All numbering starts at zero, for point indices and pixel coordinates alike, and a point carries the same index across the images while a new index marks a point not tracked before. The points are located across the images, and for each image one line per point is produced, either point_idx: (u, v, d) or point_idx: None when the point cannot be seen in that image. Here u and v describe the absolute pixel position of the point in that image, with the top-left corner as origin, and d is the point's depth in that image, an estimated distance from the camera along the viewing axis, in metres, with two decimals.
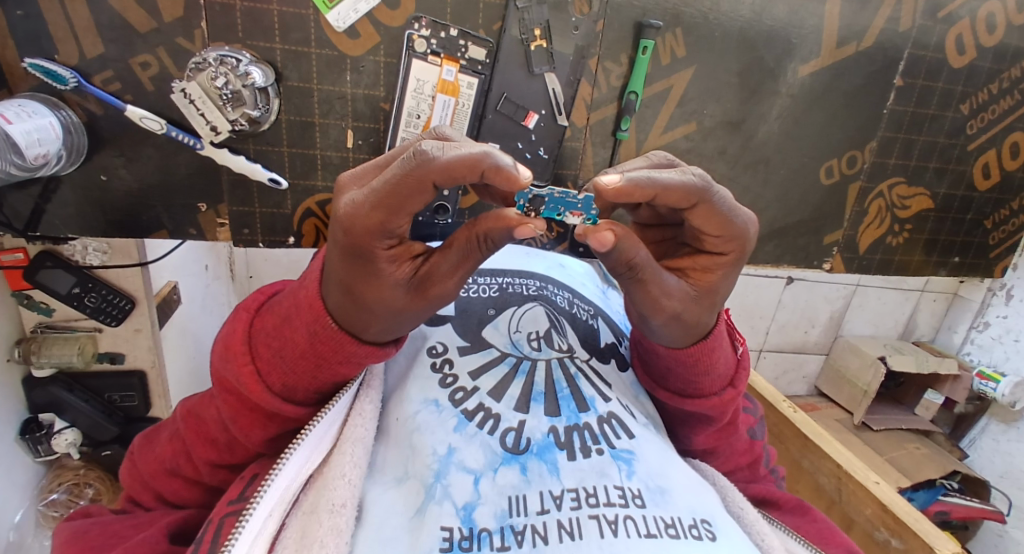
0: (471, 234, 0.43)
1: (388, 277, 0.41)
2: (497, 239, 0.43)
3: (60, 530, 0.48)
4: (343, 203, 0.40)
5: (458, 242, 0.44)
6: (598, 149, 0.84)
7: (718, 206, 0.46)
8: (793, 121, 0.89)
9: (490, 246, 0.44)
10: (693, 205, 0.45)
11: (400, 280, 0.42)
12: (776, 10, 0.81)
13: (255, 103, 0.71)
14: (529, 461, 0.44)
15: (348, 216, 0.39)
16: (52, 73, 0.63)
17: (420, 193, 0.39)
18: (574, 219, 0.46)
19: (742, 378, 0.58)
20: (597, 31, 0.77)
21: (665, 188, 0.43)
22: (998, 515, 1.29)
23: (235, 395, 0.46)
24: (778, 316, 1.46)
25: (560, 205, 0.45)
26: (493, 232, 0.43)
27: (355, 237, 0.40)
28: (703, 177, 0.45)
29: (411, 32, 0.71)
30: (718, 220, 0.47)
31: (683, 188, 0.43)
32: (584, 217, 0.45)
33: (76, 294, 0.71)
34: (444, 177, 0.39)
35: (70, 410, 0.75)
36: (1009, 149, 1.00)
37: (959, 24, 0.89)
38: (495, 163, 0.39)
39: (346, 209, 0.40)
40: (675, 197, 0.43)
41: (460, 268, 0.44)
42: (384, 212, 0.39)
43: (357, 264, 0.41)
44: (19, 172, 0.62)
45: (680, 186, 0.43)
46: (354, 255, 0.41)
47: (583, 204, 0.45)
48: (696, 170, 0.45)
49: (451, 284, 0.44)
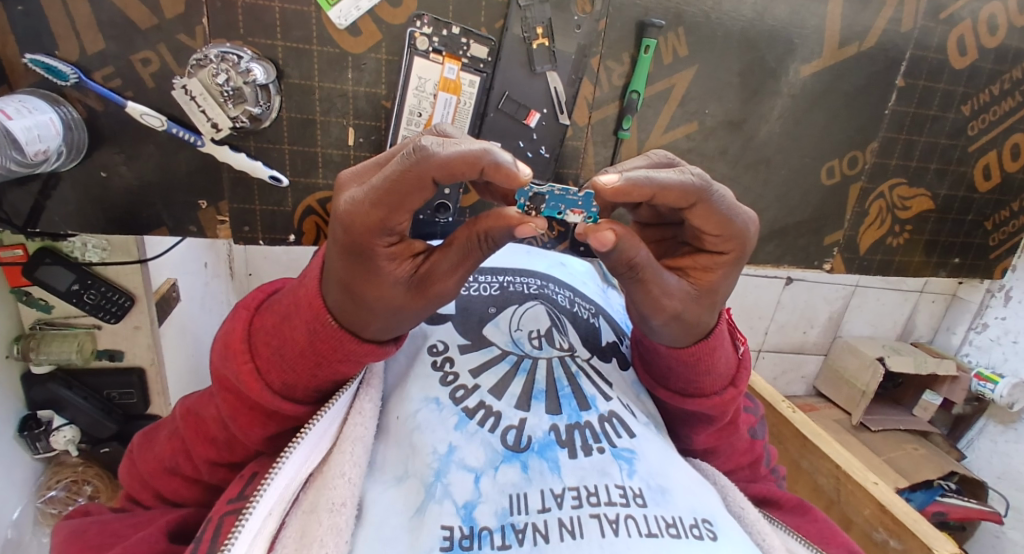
0: (472, 232, 0.43)
1: (388, 275, 0.41)
2: (497, 238, 0.43)
3: (59, 529, 0.48)
4: (342, 200, 0.40)
5: (459, 241, 0.44)
6: (599, 148, 0.84)
7: (717, 205, 0.46)
8: (794, 121, 0.89)
9: (490, 244, 0.44)
10: (691, 205, 0.45)
11: (400, 278, 0.42)
12: (778, 10, 0.81)
13: (257, 100, 0.70)
14: (529, 459, 0.44)
15: (347, 213, 0.39)
16: (53, 69, 0.63)
17: (420, 190, 0.39)
18: (574, 218, 0.46)
19: (743, 378, 0.58)
20: (599, 30, 0.76)
21: (664, 187, 0.43)
22: (995, 515, 1.29)
23: (235, 393, 0.46)
24: (778, 316, 1.46)
25: (561, 203, 0.45)
26: (493, 230, 0.43)
27: (354, 234, 0.40)
28: (702, 176, 0.45)
29: (413, 29, 0.71)
30: (717, 219, 0.47)
31: (682, 188, 0.43)
32: (584, 215, 0.46)
33: (75, 291, 0.70)
34: (443, 174, 0.39)
35: (70, 408, 0.75)
36: (1009, 151, 1.00)
37: (960, 25, 0.89)
38: (495, 160, 0.39)
39: (346, 206, 0.40)
40: (674, 196, 0.43)
41: (460, 266, 0.44)
42: (383, 209, 0.39)
43: (357, 262, 0.41)
44: (19, 168, 0.62)
45: (678, 185, 0.43)
46: (353, 253, 0.41)
47: (583, 202, 0.45)
48: (695, 169, 0.45)
49: (451, 282, 0.44)
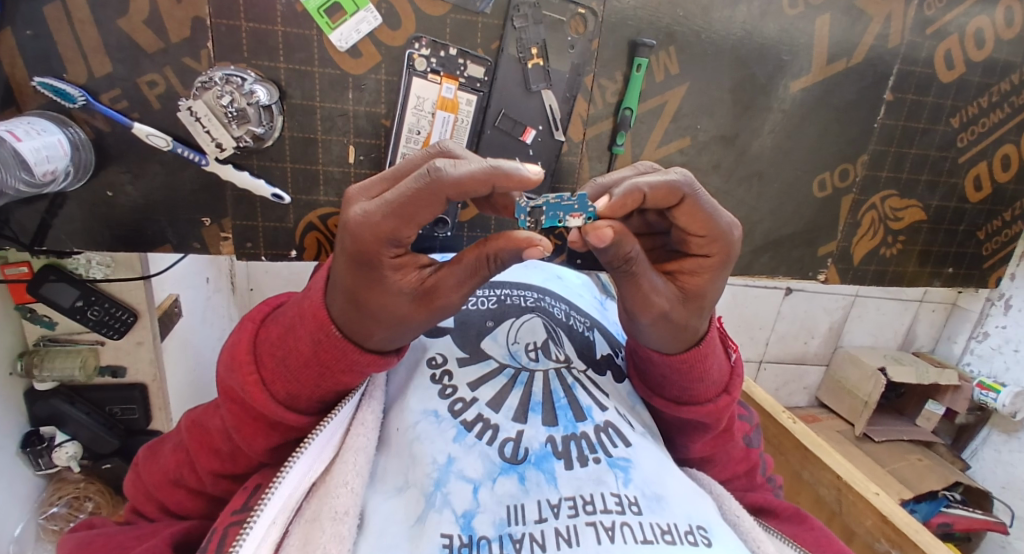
0: (480, 252, 0.44)
1: (393, 284, 0.42)
2: (504, 259, 0.44)
3: (65, 542, 0.49)
4: (352, 212, 0.42)
5: (466, 259, 0.44)
6: (594, 163, 0.86)
7: (702, 204, 0.48)
8: (786, 135, 0.90)
9: (497, 263, 0.45)
10: (677, 203, 0.47)
11: (404, 288, 0.43)
12: (767, 29, 0.83)
13: (260, 120, 0.72)
14: (527, 470, 0.44)
15: (356, 223, 0.40)
16: (61, 92, 0.65)
17: (430, 205, 0.40)
18: (575, 222, 0.45)
19: (735, 385, 0.59)
20: (592, 50, 0.78)
21: (652, 188, 0.45)
22: (999, 525, 1.28)
23: (239, 403, 0.47)
24: (778, 326, 1.47)
25: (558, 211, 0.45)
26: (502, 251, 0.43)
27: (362, 244, 0.41)
28: (686, 177, 0.47)
29: (411, 51, 0.74)
30: (702, 219, 0.48)
31: (667, 187, 0.45)
32: (584, 217, 0.45)
33: (79, 308, 0.73)
34: (457, 193, 0.40)
35: (71, 423, 0.77)
36: (1000, 162, 1.02)
37: (948, 40, 0.91)
38: (506, 170, 0.40)
39: (355, 217, 0.41)
40: (661, 196, 0.45)
41: (466, 283, 0.44)
42: (393, 222, 0.40)
43: (364, 270, 0.42)
44: (28, 189, 0.64)
45: (663, 185, 0.45)
46: (360, 261, 0.42)
47: (580, 204, 0.45)
48: (678, 171, 0.47)
49: (456, 297, 0.44)
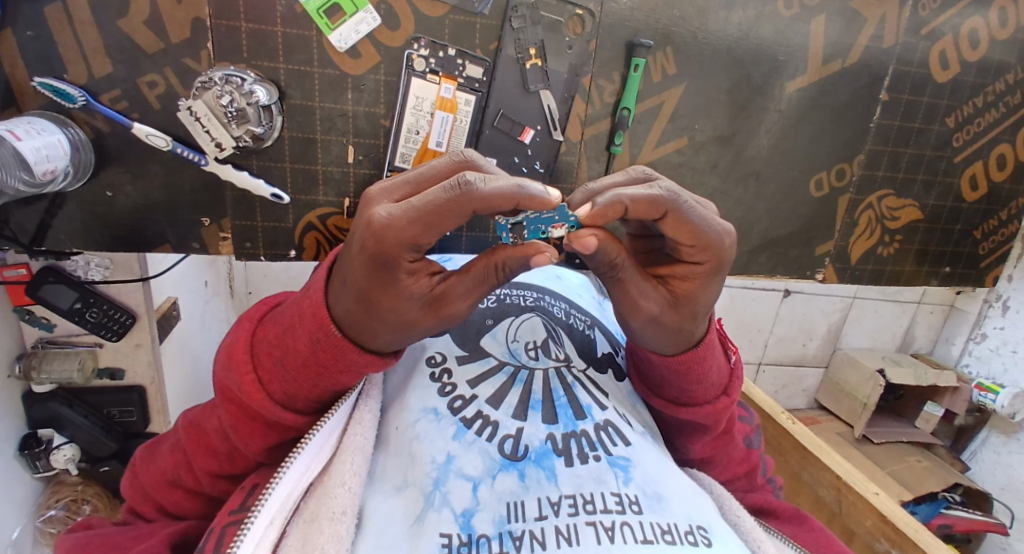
0: (490, 261, 0.44)
1: (404, 288, 0.42)
2: (512, 268, 0.45)
3: (61, 542, 0.48)
4: (373, 213, 0.41)
5: (476, 268, 0.44)
6: (592, 163, 0.86)
7: (689, 215, 0.47)
8: (782, 136, 0.91)
9: (505, 274, 0.45)
10: (662, 215, 0.46)
11: (415, 292, 0.43)
12: (763, 29, 0.84)
13: (259, 120, 0.73)
14: (527, 467, 0.44)
15: (379, 224, 0.40)
16: (62, 91, 0.65)
17: (455, 216, 0.40)
18: (559, 232, 0.46)
19: (735, 387, 0.59)
20: (589, 51, 0.79)
21: (634, 200, 0.45)
22: (999, 527, 1.28)
23: (236, 403, 0.47)
24: (776, 329, 1.47)
25: (539, 224, 0.47)
26: (511, 261, 0.44)
27: (380, 245, 0.40)
28: (672, 189, 0.46)
29: (411, 52, 0.74)
30: (690, 230, 0.47)
31: (650, 199, 0.45)
32: (566, 227, 0.46)
33: (77, 309, 0.73)
34: (483, 209, 0.41)
35: (69, 426, 0.76)
36: (995, 162, 1.03)
37: (942, 40, 0.92)
38: (532, 192, 0.41)
39: (380, 218, 0.40)
40: (644, 208, 0.45)
41: (474, 291, 0.45)
42: (417, 228, 0.40)
43: (377, 271, 0.42)
44: (27, 188, 0.64)
45: (647, 198, 0.45)
46: (374, 262, 0.41)
47: (561, 216, 0.46)
48: (665, 182, 0.47)
49: (464, 305, 0.44)
